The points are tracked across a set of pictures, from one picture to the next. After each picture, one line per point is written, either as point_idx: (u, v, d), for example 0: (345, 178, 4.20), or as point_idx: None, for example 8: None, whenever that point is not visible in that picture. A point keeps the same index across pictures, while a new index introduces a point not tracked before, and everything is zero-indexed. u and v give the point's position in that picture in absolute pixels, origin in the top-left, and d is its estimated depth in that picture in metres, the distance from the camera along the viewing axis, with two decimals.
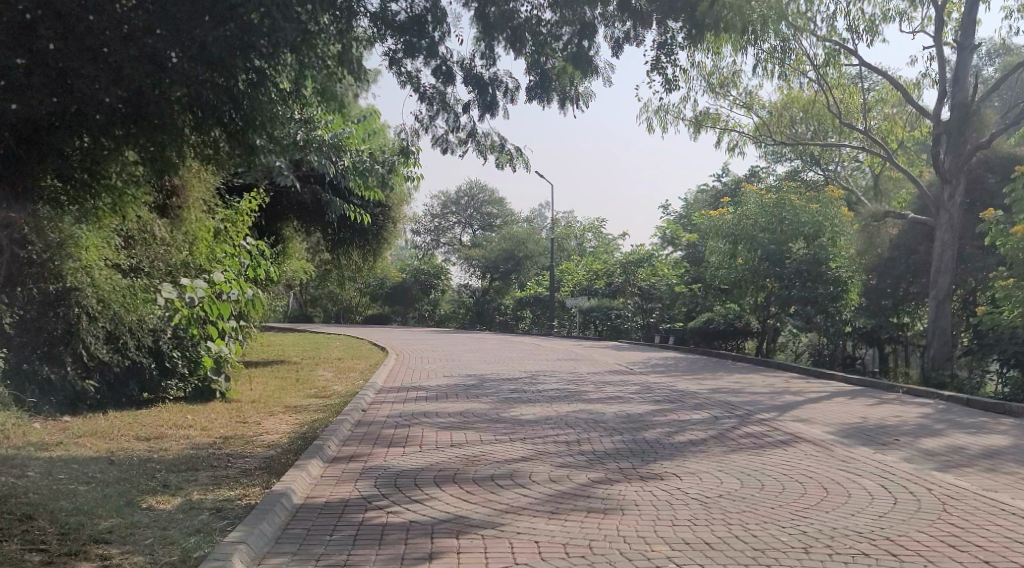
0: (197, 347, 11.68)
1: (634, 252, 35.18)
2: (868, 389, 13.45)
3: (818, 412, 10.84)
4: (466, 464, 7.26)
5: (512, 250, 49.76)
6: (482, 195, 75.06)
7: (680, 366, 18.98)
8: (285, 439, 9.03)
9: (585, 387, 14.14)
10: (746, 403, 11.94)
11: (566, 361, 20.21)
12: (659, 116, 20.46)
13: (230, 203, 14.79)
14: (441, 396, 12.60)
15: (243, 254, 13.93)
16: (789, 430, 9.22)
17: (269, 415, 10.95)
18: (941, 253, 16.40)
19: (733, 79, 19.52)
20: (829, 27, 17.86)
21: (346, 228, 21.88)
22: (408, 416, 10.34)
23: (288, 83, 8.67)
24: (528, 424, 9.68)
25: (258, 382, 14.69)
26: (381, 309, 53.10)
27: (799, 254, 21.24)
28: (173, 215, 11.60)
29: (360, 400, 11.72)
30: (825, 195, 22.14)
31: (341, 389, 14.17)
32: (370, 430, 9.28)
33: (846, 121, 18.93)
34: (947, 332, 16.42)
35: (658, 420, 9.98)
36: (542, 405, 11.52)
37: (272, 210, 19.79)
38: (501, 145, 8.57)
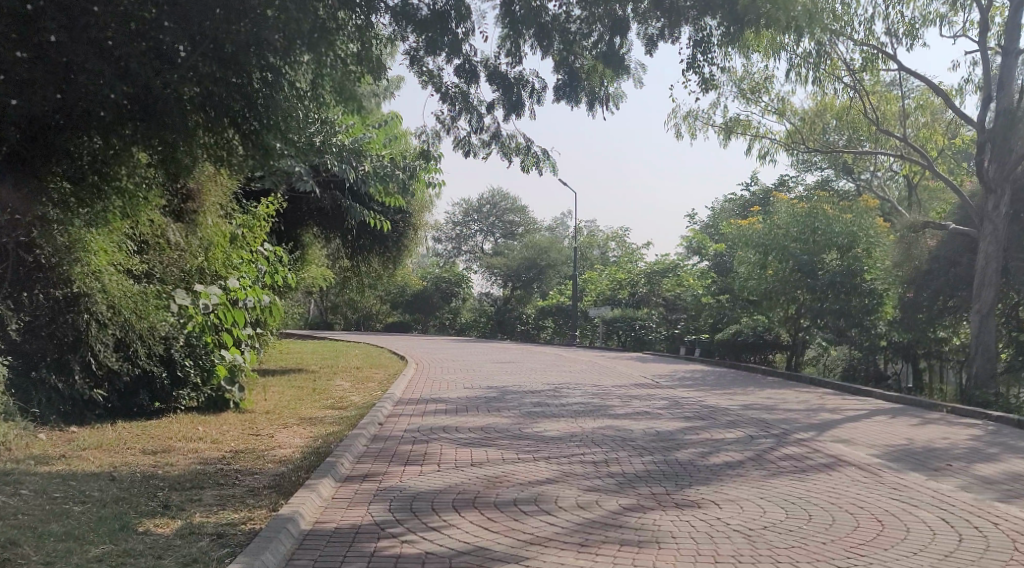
0: (210, 356, 11.35)
1: (658, 262, 34.84)
2: (910, 407, 12.80)
3: (860, 432, 10.23)
4: (487, 486, 6.77)
5: (535, 258, 49.29)
6: (505, 204, 74.65)
7: (707, 379, 18.37)
8: (299, 455, 8.60)
9: (610, 402, 13.61)
10: (781, 421, 11.34)
11: (590, 373, 19.66)
12: (688, 122, 19.97)
13: (247, 208, 14.47)
14: (461, 410, 12.13)
15: (260, 261, 13.55)
16: (832, 452, 8.65)
17: (283, 428, 10.55)
18: (985, 266, 15.77)
19: (765, 84, 18.99)
20: (866, 31, 17.31)
21: (367, 235, 21.54)
22: (427, 431, 9.89)
23: (306, 82, 8.32)
24: (553, 442, 9.17)
25: (274, 391, 14.31)
26: (402, 317, 52.84)
27: (832, 266, 20.60)
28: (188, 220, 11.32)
29: (377, 413, 11.29)
30: (859, 205, 21.46)
31: (359, 400, 13.77)
32: (387, 446, 8.84)
33: (883, 127, 18.31)
34: (991, 349, 15.73)
35: (689, 439, 9.44)
36: (566, 421, 11.01)
37: (291, 215, 19.46)
38: (528, 148, 8.17)
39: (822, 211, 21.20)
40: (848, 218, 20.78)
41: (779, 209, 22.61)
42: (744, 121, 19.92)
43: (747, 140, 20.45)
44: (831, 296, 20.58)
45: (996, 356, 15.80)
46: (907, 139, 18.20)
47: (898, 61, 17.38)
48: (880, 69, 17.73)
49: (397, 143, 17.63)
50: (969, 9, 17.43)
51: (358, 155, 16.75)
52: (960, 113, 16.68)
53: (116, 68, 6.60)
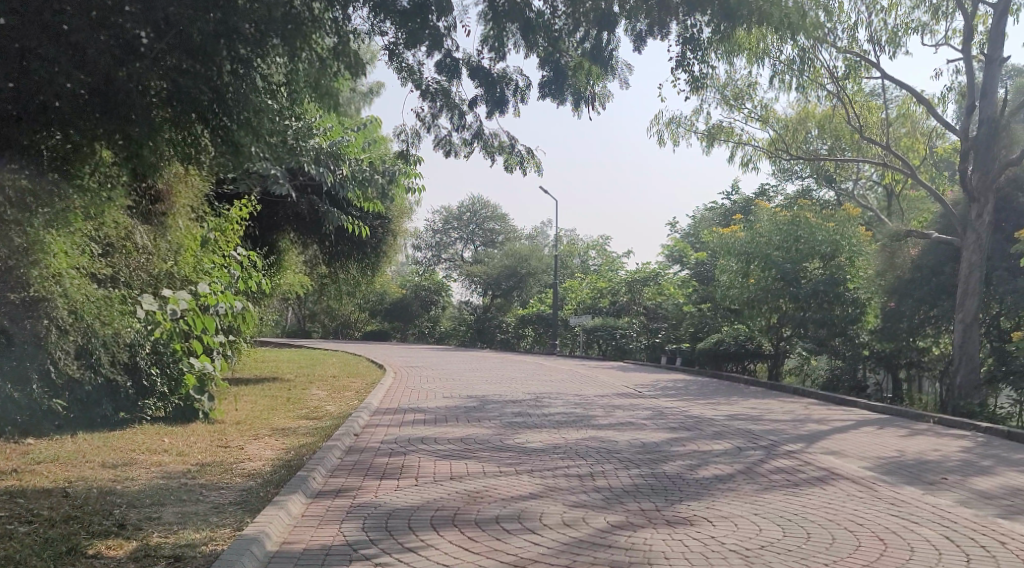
0: (177, 364, 10.95)
1: (639, 270, 34.63)
2: (896, 418, 12.59)
3: (850, 444, 9.98)
4: (467, 502, 6.40)
5: (515, 266, 49.00)
6: (485, 211, 74.37)
7: (690, 389, 18.11)
8: (269, 468, 8.18)
9: (593, 412, 13.31)
10: (769, 432, 11.06)
11: (571, 382, 19.36)
12: (670, 128, 19.78)
13: (219, 211, 14.06)
14: (441, 420, 11.75)
15: (233, 265, 13.14)
16: (823, 465, 8.37)
17: (254, 439, 10.14)
18: (968, 274, 15.61)
19: (748, 91, 18.84)
20: (849, 39, 17.23)
21: (345, 241, 21.12)
22: (404, 443, 9.51)
23: (277, 75, 8.07)
24: (535, 454, 8.82)
25: (245, 401, 13.84)
26: (381, 325, 52.28)
27: (815, 275, 20.46)
28: (157, 222, 10.93)
29: (352, 423, 10.88)
30: (841, 213, 21.38)
31: (334, 409, 13.36)
32: (362, 459, 8.44)
33: (867, 135, 18.21)
34: (975, 358, 15.59)
35: (676, 450, 9.13)
36: (549, 432, 10.66)
37: (267, 220, 18.95)
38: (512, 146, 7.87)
39: (805, 219, 21.08)
40: (831, 227, 20.66)
41: (761, 217, 22.45)
42: (727, 128, 19.77)
43: (730, 148, 20.28)
44: (814, 305, 20.45)
45: (980, 366, 15.65)
46: (891, 147, 18.11)
47: (881, 69, 17.29)
48: (863, 77, 17.65)
49: (376, 147, 17.23)
50: (951, 18, 17.40)
51: (335, 158, 16.34)
52: (944, 121, 16.61)
53: (74, 57, 6.25)
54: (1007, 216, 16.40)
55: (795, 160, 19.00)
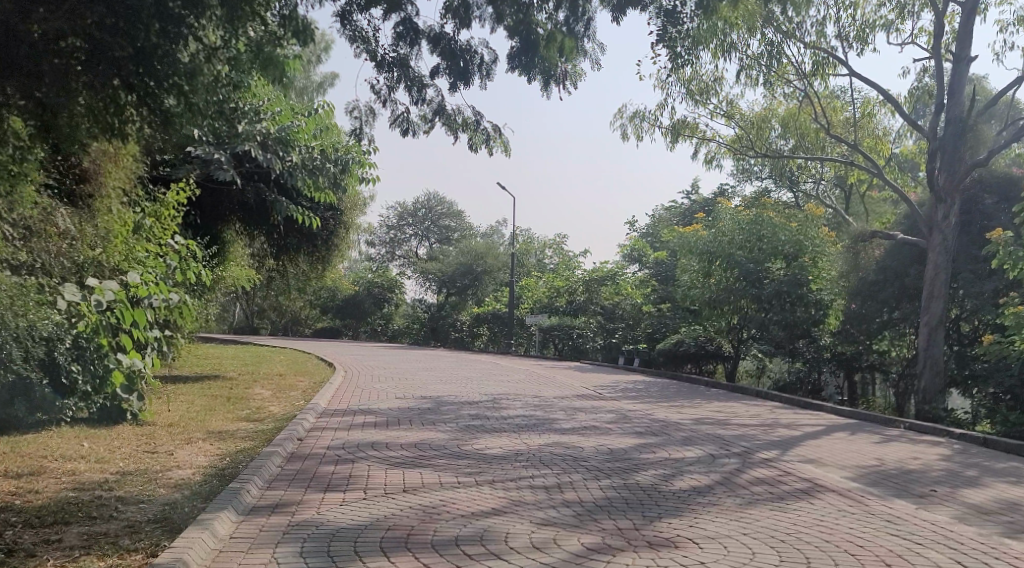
0: (102, 360, 9.89)
1: (596, 269, 34.04)
2: (866, 423, 12.21)
3: (826, 452, 9.50)
4: (423, 520, 5.65)
5: (470, 263, 48.22)
6: (441, 208, 73.37)
7: (651, 391, 17.61)
8: (199, 479, 7.28)
9: (555, 414, 12.65)
10: (739, 437, 10.52)
11: (528, 383, 18.69)
12: (634, 123, 19.28)
13: (154, 194, 13.05)
14: (394, 423, 10.97)
15: (170, 254, 12.01)
16: (805, 476, 7.83)
17: (187, 443, 9.21)
18: (934, 276, 15.31)
19: (713, 85, 18.45)
20: (817, 34, 16.92)
21: (294, 232, 20.11)
22: (353, 449, 8.70)
23: (215, 36, 7.33)
24: (497, 462, 8.10)
25: (180, 401, 12.82)
26: (332, 322, 51.11)
27: (778, 276, 20.17)
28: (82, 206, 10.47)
29: (296, 426, 10.01)
30: (804, 214, 21.16)
31: (278, 410, 12.45)
32: (305, 467, 7.62)
33: (832, 133, 17.99)
34: (939, 363, 15.29)
35: (646, 459, 8.50)
36: (509, 437, 9.94)
37: (211, 210, 17.86)
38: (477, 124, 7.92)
39: (768, 219, 20.79)
40: (794, 227, 20.45)
41: (724, 215, 22.12)
42: (691, 123, 19.33)
43: (694, 145, 19.85)
44: (775, 306, 20.17)
45: (944, 370, 15.35)
46: (859, 145, 17.85)
47: (849, 66, 17.02)
48: (829, 75, 17.42)
49: (328, 134, 16.43)
50: (917, 17, 17.22)
51: (284, 145, 15.64)
52: (911, 121, 16.38)
53: None
54: (973, 218, 16.18)
55: (760, 157, 18.64)
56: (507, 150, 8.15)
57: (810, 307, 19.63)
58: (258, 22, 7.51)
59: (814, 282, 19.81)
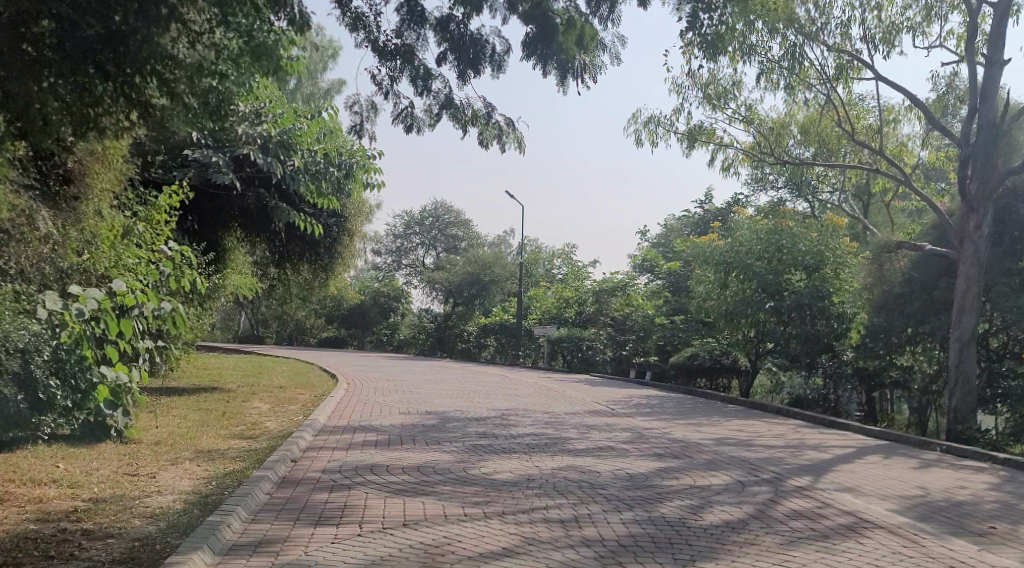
0: (83, 374, 9.18)
1: (606, 280, 33.25)
2: (899, 445, 11.45)
3: (864, 478, 8.74)
4: (426, 564, 4.95)
5: (478, 273, 47.55)
6: (449, 216, 72.75)
7: (666, 407, 16.87)
8: (178, 508, 6.57)
9: (567, 432, 11.93)
10: (767, 461, 9.78)
11: (538, 397, 17.96)
12: (649, 128, 18.66)
13: (146, 197, 12.39)
14: (396, 442, 10.27)
15: (162, 259, 11.42)
16: (847, 508, 7.09)
17: (171, 464, 8.53)
18: (966, 289, 14.54)
19: (732, 89, 17.84)
20: (841, 36, 16.25)
21: (296, 239, 19.45)
22: (350, 472, 8.01)
23: (201, 21, 6.66)
24: (507, 489, 7.39)
25: (171, 417, 12.14)
26: (337, 331, 50.47)
27: (798, 287, 19.46)
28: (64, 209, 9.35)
29: (291, 446, 9.32)
30: (824, 223, 20.45)
31: (274, 427, 11.79)
32: (295, 495, 6.93)
33: (856, 138, 17.29)
34: (971, 380, 14.48)
35: (669, 487, 7.77)
36: (520, 459, 9.22)
37: (211, 218, 17.25)
38: (489, 120, 7.75)
39: (786, 229, 20.14)
40: (814, 237, 19.80)
41: (741, 225, 21.46)
42: (708, 129, 18.67)
43: (711, 151, 19.19)
44: (795, 319, 19.42)
45: (977, 389, 14.53)
46: (885, 151, 17.12)
47: (875, 69, 16.32)
48: (854, 79, 16.74)
49: (332, 137, 15.90)
50: (945, 19, 16.52)
51: (286, 149, 15.18)
52: (941, 127, 15.69)
53: None
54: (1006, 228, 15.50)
55: (779, 164, 17.98)
56: (524, 149, 7.88)
57: (831, 320, 19.03)
58: (249, 7, 6.89)
59: (836, 294, 19.07)
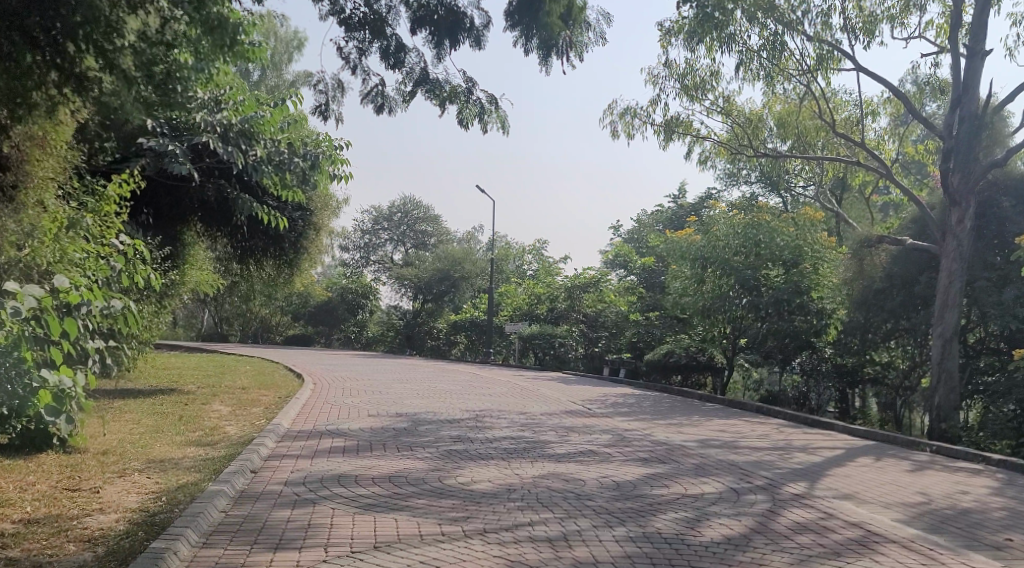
0: (21, 379, 8.34)
1: (578, 276, 32.52)
2: (888, 447, 11.07)
3: (861, 484, 8.30)
4: None
5: (447, 269, 46.80)
6: (417, 212, 71.78)
7: (644, 406, 16.40)
8: (121, 531, 5.87)
9: (546, 436, 11.36)
10: (757, 466, 9.31)
11: (513, 397, 17.38)
12: (624, 120, 18.19)
13: (94, 187, 11.53)
14: (365, 448, 9.61)
15: (112, 254, 10.57)
16: (853, 519, 6.63)
17: (118, 477, 7.78)
18: (948, 284, 14.24)
19: (710, 81, 17.43)
20: (822, 25, 15.91)
21: (259, 234, 18.58)
22: (316, 485, 7.35)
23: None
24: (487, 503, 6.78)
25: (123, 423, 11.32)
26: (304, 329, 49.41)
27: (776, 283, 19.13)
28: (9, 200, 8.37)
29: (251, 455, 8.63)
30: (802, 217, 20.15)
31: (234, 432, 11.04)
32: (254, 513, 6.25)
33: (836, 131, 16.97)
34: (954, 377, 14.19)
35: (661, 496, 7.23)
36: (498, 467, 8.63)
37: (168, 212, 16.37)
38: (469, 98, 7.90)
39: (763, 223, 19.82)
40: (791, 231, 19.50)
41: (717, 220, 21.10)
42: (685, 120, 18.23)
43: (687, 144, 18.75)
44: (773, 315, 19.09)
45: (960, 386, 14.24)
46: (865, 143, 16.79)
47: (855, 60, 15.98)
48: (834, 70, 16.40)
49: (296, 127, 15.18)
50: (923, 10, 16.22)
51: (247, 138, 14.49)
52: (922, 119, 15.35)
53: None
54: (988, 221, 15.26)
55: (757, 156, 17.62)
56: (505, 129, 8.05)
57: (810, 317, 18.54)
58: None
59: (814, 290, 18.77)
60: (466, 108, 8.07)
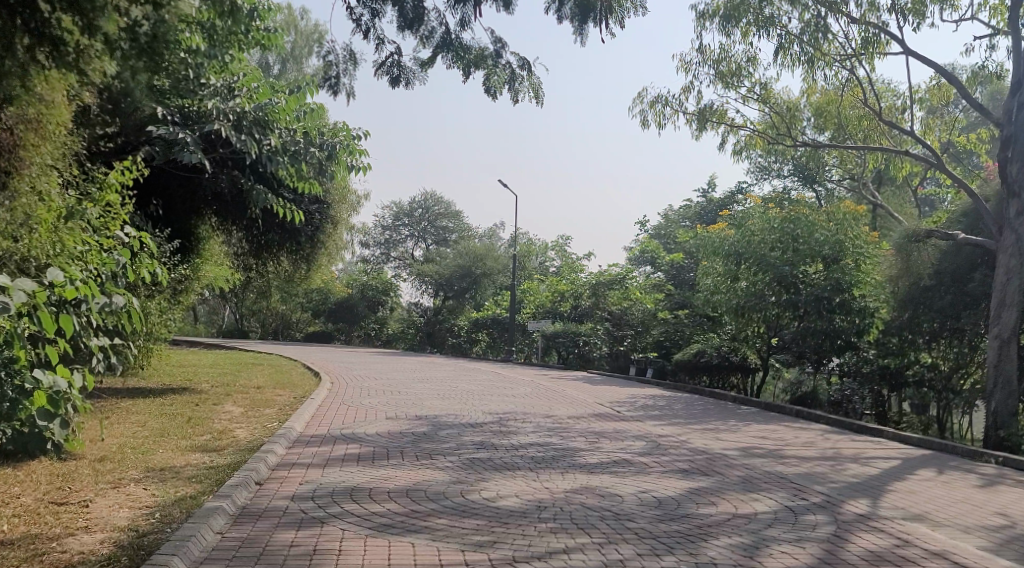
0: (11, 380, 7.66)
1: (603, 273, 31.71)
2: (949, 458, 10.17)
3: (931, 502, 7.44)
4: None
5: (469, 266, 46.08)
6: (438, 208, 71.16)
7: (675, 409, 15.62)
8: (104, 555, 5.18)
9: (577, 442, 10.57)
10: (809, 479, 8.48)
11: (537, 399, 16.61)
12: (655, 109, 17.41)
13: (95, 175, 10.87)
14: (381, 456, 8.89)
15: (117, 247, 9.92)
16: (935, 547, 5.79)
17: (111, 489, 7.09)
18: (1005, 281, 13.29)
19: (746, 67, 16.57)
20: (868, 6, 15.02)
21: (275, 229, 17.84)
22: (324, 501, 6.62)
23: None
24: (515, 524, 6.03)
25: (126, 426, 10.67)
26: (324, 326, 48.98)
27: (816, 280, 18.25)
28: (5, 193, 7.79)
29: (257, 464, 7.93)
30: (842, 210, 19.25)
31: (244, 437, 10.35)
32: (253, 536, 5.54)
33: (884, 118, 16.02)
34: (1012, 381, 13.22)
35: (709, 517, 6.44)
36: (525, 479, 7.88)
37: (181, 204, 15.77)
38: (496, 63, 8.02)
39: (802, 216, 19.03)
40: (831, 225, 18.62)
41: (753, 215, 20.47)
42: (719, 109, 17.39)
43: (721, 133, 17.91)
44: (812, 314, 18.16)
45: (1017, 391, 13.29)
46: (913, 131, 15.86)
47: (905, 43, 15.01)
48: (882, 52, 15.48)
49: (314, 115, 14.51)
50: None
51: (262, 126, 13.85)
52: (976, 105, 14.37)
53: None
54: None
55: (795, 146, 16.77)
56: (533, 94, 8.17)
57: (852, 315, 17.38)
58: None
59: (857, 287, 17.84)
60: (492, 75, 8.21)
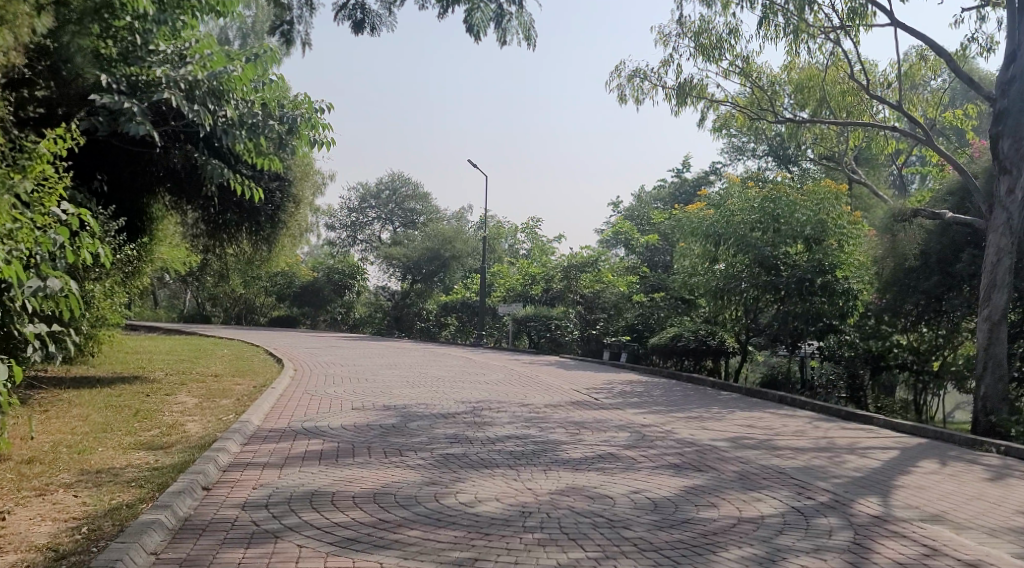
0: None
1: (575, 255, 30.98)
2: (949, 448, 9.63)
3: (946, 500, 6.86)
4: None
5: (438, 248, 45.12)
6: (405, 190, 69.88)
7: (654, 395, 15.05)
8: None
9: (558, 434, 9.85)
10: (809, 474, 7.89)
11: (512, 386, 15.88)
12: (633, 84, 16.70)
13: (24, 143, 9.79)
14: (345, 453, 8.09)
15: (54, 225, 8.84)
16: (968, 556, 5.18)
17: (36, 498, 6.21)
18: (995, 263, 12.82)
19: (729, 38, 15.88)
20: None
21: (234, 208, 16.79)
22: (280, 509, 5.83)
23: None
24: (498, 535, 5.31)
25: (64, 422, 9.69)
26: (289, 310, 47.78)
27: (798, 263, 17.70)
28: None
29: (206, 464, 7.10)
30: (822, 188, 18.74)
31: (196, 432, 9.45)
32: (194, 557, 4.75)
33: (870, 93, 15.45)
34: (1002, 364, 12.80)
35: (712, 523, 5.78)
36: (506, 479, 7.15)
37: (129, 180, 14.66)
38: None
39: (782, 196, 18.48)
40: (813, 204, 18.08)
41: (732, 195, 19.90)
42: (700, 84, 16.71)
43: (701, 109, 17.27)
44: (795, 296, 17.61)
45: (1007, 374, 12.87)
46: (900, 106, 15.36)
47: (892, 15, 14.44)
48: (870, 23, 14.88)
49: (272, 87, 13.44)
50: None
51: (216, 96, 12.55)
52: (965, 79, 13.84)
53: None
54: None
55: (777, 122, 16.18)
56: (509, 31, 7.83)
57: (836, 298, 17.02)
58: None
59: (840, 269, 17.30)
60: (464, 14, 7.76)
